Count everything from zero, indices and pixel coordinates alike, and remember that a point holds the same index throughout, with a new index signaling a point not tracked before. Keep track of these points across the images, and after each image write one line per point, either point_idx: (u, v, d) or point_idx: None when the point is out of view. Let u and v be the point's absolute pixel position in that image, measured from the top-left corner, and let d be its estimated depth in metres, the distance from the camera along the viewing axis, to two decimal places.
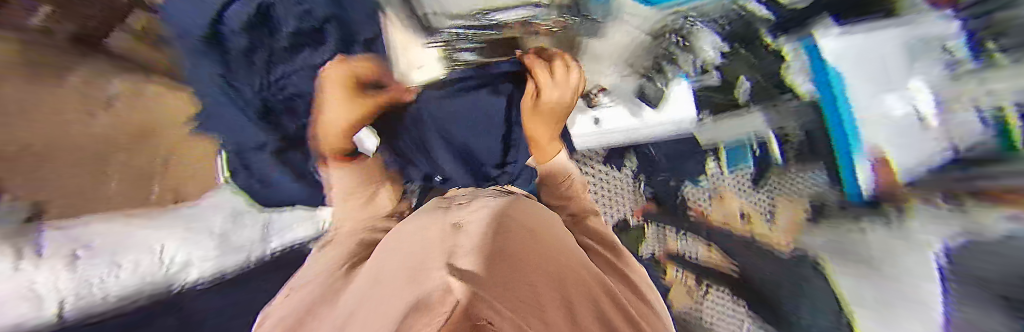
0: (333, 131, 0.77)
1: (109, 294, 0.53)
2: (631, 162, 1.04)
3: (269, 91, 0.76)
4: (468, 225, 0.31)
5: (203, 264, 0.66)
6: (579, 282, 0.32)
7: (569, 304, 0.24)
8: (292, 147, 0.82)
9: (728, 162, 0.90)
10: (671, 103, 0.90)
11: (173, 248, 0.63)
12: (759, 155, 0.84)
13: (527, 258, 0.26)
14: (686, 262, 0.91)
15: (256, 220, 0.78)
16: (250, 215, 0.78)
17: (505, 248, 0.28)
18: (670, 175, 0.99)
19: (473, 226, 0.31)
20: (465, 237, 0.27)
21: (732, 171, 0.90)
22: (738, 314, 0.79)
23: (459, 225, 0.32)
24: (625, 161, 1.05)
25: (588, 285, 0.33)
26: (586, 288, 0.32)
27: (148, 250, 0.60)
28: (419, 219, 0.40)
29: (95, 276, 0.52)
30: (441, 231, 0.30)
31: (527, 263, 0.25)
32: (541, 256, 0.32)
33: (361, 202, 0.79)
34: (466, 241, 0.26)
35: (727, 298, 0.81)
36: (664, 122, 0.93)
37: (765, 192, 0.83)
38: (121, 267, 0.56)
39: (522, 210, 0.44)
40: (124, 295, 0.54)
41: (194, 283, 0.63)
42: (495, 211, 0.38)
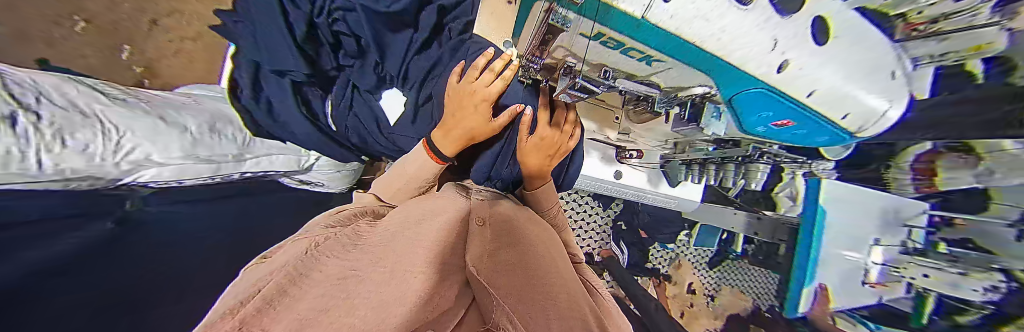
0: (453, 136, 0.45)
1: (105, 170, 0.39)
2: (617, 205, 1.13)
3: (310, 16, 0.49)
4: (473, 224, 0.30)
5: (167, 164, 0.47)
6: (582, 307, 0.26)
7: (553, 322, 0.20)
8: (313, 84, 0.60)
9: (698, 240, 1.11)
10: (686, 188, 0.85)
11: (163, 128, 0.47)
12: (722, 243, 1.10)
13: (534, 272, 0.26)
14: (658, 279, 1.10)
15: (235, 137, 0.59)
16: (234, 131, 0.60)
17: (509, 265, 0.25)
18: (637, 226, 1.14)
19: (473, 232, 0.29)
20: (474, 239, 0.27)
21: (697, 248, 1.13)
22: (684, 311, 1.06)
23: (479, 223, 0.30)
24: (612, 203, 1.12)
25: (588, 309, 0.27)
26: (591, 315, 0.26)
27: (153, 126, 0.46)
28: (424, 201, 0.37)
29: (89, 140, 0.37)
30: (454, 221, 0.29)
31: (536, 280, 0.25)
32: (539, 269, 0.28)
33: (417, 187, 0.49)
34: (475, 245, 0.26)
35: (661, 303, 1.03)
36: (671, 198, 0.86)
37: (715, 275, 1.11)
38: (115, 137, 0.40)
39: (532, 230, 0.38)
40: (129, 170, 0.42)
41: (148, 181, 0.47)
42: (493, 220, 0.33)
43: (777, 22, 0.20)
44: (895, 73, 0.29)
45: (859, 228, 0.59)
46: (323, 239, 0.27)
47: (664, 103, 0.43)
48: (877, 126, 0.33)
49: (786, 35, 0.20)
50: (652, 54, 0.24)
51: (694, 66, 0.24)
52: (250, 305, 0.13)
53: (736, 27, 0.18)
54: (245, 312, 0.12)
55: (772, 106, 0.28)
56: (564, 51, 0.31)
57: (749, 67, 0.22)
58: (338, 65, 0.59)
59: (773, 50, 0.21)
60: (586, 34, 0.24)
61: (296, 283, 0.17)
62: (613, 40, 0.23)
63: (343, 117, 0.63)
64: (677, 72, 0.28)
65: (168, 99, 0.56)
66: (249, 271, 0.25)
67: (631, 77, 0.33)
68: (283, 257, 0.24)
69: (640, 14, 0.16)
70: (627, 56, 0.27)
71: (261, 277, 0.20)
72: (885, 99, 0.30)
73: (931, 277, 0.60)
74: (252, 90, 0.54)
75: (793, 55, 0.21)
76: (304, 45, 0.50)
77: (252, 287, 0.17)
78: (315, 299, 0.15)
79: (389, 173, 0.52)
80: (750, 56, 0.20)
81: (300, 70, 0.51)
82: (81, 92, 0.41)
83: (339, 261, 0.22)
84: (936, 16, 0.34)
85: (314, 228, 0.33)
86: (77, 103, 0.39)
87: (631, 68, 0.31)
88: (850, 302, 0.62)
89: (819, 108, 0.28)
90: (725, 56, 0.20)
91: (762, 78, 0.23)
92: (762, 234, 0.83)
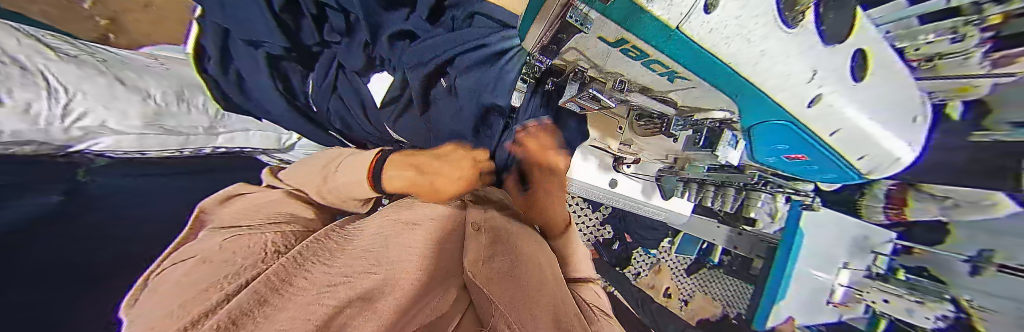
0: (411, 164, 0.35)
1: (50, 135, 0.38)
2: (604, 210, 1.14)
3: None
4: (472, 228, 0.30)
5: (124, 132, 0.47)
6: (578, 319, 0.25)
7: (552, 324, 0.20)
8: (293, 58, 0.58)
9: (679, 248, 1.16)
10: (674, 203, 0.86)
11: (121, 91, 0.47)
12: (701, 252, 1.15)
13: (527, 280, 0.26)
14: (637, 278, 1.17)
15: (206, 108, 0.61)
16: (203, 101, 0.61)
17: (506, 273, 0.25)
18: (621, 231, 1.17)
19: (469, 236, 0.28)
20: (472, 244, 0.26)
21: (678, 255, 1.17)
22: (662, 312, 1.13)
23: (478, 229, 0.30)
24: (600, 208, 1.13)
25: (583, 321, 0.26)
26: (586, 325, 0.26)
27: (109, 87, 0.46)
28: (414, 204, 0.34)
29: (31, 99, 0.35)
30: (450, 231, 0.29)
31: (529, 286, 0.25)
32: (532, 277, 0.27)
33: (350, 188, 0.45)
34: (471, 250, 0.25)
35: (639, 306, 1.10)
36: (660, 209, 0.87)
37: (691, 281, 1.16)
38: (63, 98, 0.39)
39: (524, 238, 0.38)
40: (78, 136, 0.42)
41: (105, 150, 0.46)
42: (489, 225, 0.33)
43: (819, 50, 0.17)
44: (916, 116, 0.29)
45: (827, 251, 0.62)
46: (306, 242, 0.25)
47: (679, 125, 0.42)
48: (884, 167, 0.34)
49: (828, 67, 0.19)
50: (677, 71, 0.22)
51: (720, 89, 0.23)
52: (226, 316, 0.12)
53: (777, 56, 0.16)
54: (220, 319, 0.11)
55: (789, 137, 0.28)
56: (576, 52, 0.29)
57: (778, 95, 0.21)
58: (321, 41, 0.56)
59: (809, 82, 0.20)
60: (608, 39, 0.22)
61: (280, 292, 0.16)
62: (636, 49, 0.21)
63: (325, 97, 0.61)
64: (698, 92, 0.27)
65: (127, 60, 0.54)
66: (178, 268, 0.23)
67: (647, 92, 0.33)
68: (234, 266, 0.23)
69: (675, 24, 0.14)
70: (647, 69, 0.26)
71: (207, 300, 0.17)
72: (903, 145, 0.30)
73: (890, 302, 0.61)
74: (220, 62, 0.54)
75: (828, 89, 0.20)
76: (282, 15, 0.49)
77: (206, 310, 0.15)
78: (304, 307, 0.13)
79: (302, 164, 0.45)
80: (783, 84, 0.19)
81: (278, 43, 0.51)
82: (25, 42, 0.39)
83: (325, 268, 0.20)
84: (930, 55, 0.31)
85: (247, 225, 0.32)
86: (21, 55, 0.37)
87: (650, 82, 0.29)
88: (815, 318, 0.66)
89: (834, 143, 0.28)
90: (757, 82, 0.19)
91: (789, 108, 0.23)
92: (740, 249, 0.87)
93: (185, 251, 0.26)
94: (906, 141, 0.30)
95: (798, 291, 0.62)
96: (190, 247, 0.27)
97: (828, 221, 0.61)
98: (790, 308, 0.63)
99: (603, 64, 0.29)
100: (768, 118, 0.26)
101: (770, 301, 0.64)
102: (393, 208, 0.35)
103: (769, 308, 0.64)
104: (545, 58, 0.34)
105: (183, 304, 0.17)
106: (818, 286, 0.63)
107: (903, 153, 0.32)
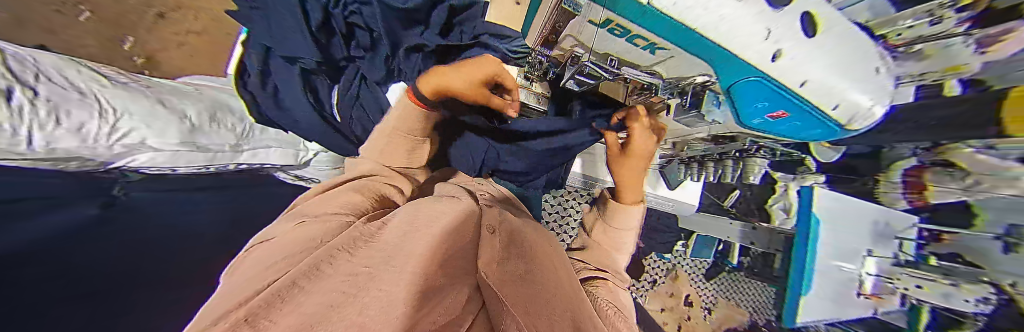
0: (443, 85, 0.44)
1: (96, 151, 0.46)
2: None
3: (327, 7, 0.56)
4: (488, 230, 0.31)
5: (161, 150, 0.53)
6: (591, 327, 0.25)
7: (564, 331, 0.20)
8: (323, 72, 0.66)
9: (694, 251, 1.10)
10: (683, 192, 0.87)
11: (161, 113, 0.54)
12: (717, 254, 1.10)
13: (538, 283, 0.26)
14: (655, 284, 1.10)
15: (234, 126, 0.65)
16: (233, 121, 0.66)
17: (520, 275, 0.25)
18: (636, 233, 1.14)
19: (485, 240, 0.29)
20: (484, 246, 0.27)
21: (694, 259, 1.12)
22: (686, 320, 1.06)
23: (493, 232, 0.31)
24: None
25: (597, 328, 0.26)
26: (597, 330, 0.26)
27: (150, 108, 0.53)
28: (429, 204, 0.35)
29: (84, 120, 0.44)
30: (468, 227, 0.30)
31: (542, 293, 0.25)
32: (542, 280, 0.28)
33: (402, 153, 0.49)
34: (485, 253, 0.26)
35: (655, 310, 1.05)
36: (669, 201, 0.89)
37: (713, 286, 1.10)
38: (110, 118, 0.47)
39: (535, 238, 0.39)
40: (122, 152, 0.49)
41: (139, 166, 0.52)
42: (502, 228, 0.34)
43: (769, 14, 0.20)
44: (876, 68, 0.29)
45: (847, 237, 0.60)
46: (338, 233, 0.26)
47: (666, 88, 0.41)
48: (863, 118, 0.32)
49: (781, 25, 0.21)
50: (655, 42, 0.25)
51: (696, 54, 0.25)
52: (258, 302, 0.12)
53: (736, 17, 0.19)
54: (250, 307, 0.11)
55: (765, 94, 0.27)
56: (572, 40, 0.34)
57: (746, 55, 0.22)
58: (347, 55, 0.64)
59: (767, 40, 0.21)
60: (595, 21, 0.26)
61: (309, 276, 0.16)
62: (620, 27, 0.24)
63: (350, 106, 0.69)
64: (680, 61, 0.29)
65: (171, 86, 0.62)
66: (258, 250, 0.26)
67: (635, 67, 0.34)
68: (287, 248, 0.24)
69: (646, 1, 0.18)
70: (631, 45, 0.28)
71: (265, 273, 0.18)
72: (871, 96, 0.30)
73: (924, 288, 0.59)
74: (262, 75, 0.63)
75: (785, 44, 0.22)
76: (317, 32, 0.57)
77: (251, 287, 0.15)
78: (325, 294, 0.13)
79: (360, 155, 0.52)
80: (745, 44, 0.21)
81: (311, 57, 0.58)
82: (84, 73, 0.49)
83: (349, 256, 0.20)
84: (915, 38, 0.33)
85: (295, 221, 0.35)
86: (76, 84, 0.47)
87: (638, 59, 0.32)
88: (846, 311, 0.62)
89: (810, 98, 0.27)
90: (722, 44, 0.21)
91: (756, 66, 0.23)
92: (757, 244, 0.82)
93: (260, 237, 0.30)
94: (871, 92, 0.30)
95: (822, 281, 0.59)
96: (267, 233, 0.31)
97: (841, 203, 0.60)
98: (818, 303, 0.59)
99: (597, 48, 0.32)
100: (740, 77, 0.26)
101: (797, 294, 0.60)
102: (410, 205, 0.35)
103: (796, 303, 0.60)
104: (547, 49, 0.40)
105: (249, 277, 0.18)
106: (844, 274, 0.60)
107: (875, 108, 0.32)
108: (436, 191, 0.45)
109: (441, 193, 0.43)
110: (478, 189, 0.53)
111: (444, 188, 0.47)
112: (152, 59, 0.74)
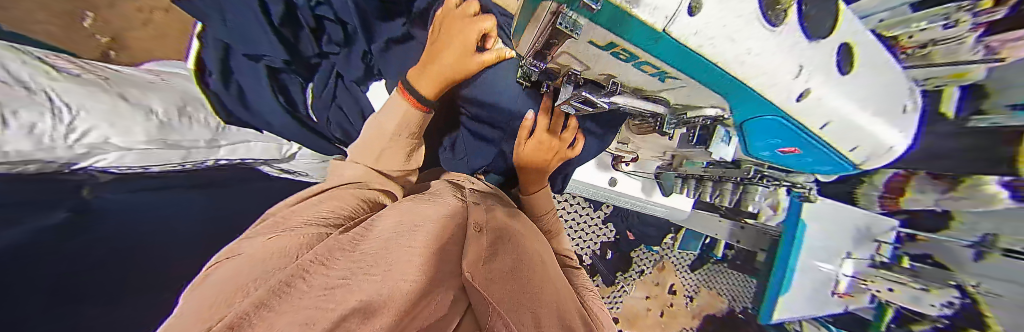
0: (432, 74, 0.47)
1: (54, 154, 0.40)
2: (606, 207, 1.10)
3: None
4: (475, 229, 0.31)
5: (129, 148, 0.48)
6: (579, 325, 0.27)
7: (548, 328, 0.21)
8: (292, 71, 0.70)
9: (681, 244, 1.14)
10: (674, 198, 0.89)
11: (126, 111, 0.48)
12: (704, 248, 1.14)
13: (527, 282, 0.27)
14: (641, 274, 1.14)
15: (208, 122, 0.62)
16: (206, 116, 0.63)
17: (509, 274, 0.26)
18: (625, 227, 1.15)
19: (471, 240, 0.29)
20: (470, 245, 0.27)
21: (681, 252, 1.16)
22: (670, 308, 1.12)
23: (480, 230, 0.31)
24: (600, 204, 1.11)
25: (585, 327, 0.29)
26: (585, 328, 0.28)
27: (114, 106, 0.47)
28: (411, 206, 0.34)
29: (36, 121, 0.37)
30: (452, 228, 0.30)
31: (531, 290, 0.26)
32: (531, 278, 0.29)
33: (401, 156, 0.54)
34: (471, 252, 0.26)
35: (638, 298, 1.11)
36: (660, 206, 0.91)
37: (695, 276, 1.16)
38: (67, 117, 0.41)
39: (527, 238, 0.39)
40: (84, 153, 0.44)
41: (107, 166, 0.49)
42: (487, 223, 0.35)
43: (804, 46, 0.19)
44: (904, 107, 0.29)
45: (829, 244, 0.62)
46: (322, 243, 0.25)
47: (672, 123, 0.41)
48: (879, 158, 0.32)
49: (813, 61, 0.20)
50: (666, 71, 0.24)
51: (709, 87, 0.24)
52: (228, 315, 0.11)
53: (762, 52, 0.18)
54: (226, 319, 0.11)
55: (782, 129, 0.27)
56: (568, 57, 0.30)
57: (770, 92, 0.21)
58: (319, 52, 0.69)
59: (797, 78, 0.20)
60: (597, 43, 0.23)
61: (281, 292, 0.15)
62: (625, 52, 0.22)
63: (327, 108, 0.73)
64: (688, 91, 0.28)
65: (131, 77, 0.56)
66: (223, 267, 0.24)
67: (639, 92, 0.33)
68: (254, 264, 0.22)
69: (661, 28, 0.15)
70: (640, 71, 0.27)
71: (224, 296, 0.16)
72: (894, 132, 0.29)
73: (895, 291, 0.63)
74: (225, 77, 0.64)
75: (814, 83, 0.21)
76: (281, 28, 0.60)
77: (215, 307, 0.14)
78: (300, 311, 0.13)
79: (361, 146, 0.52)
80: (773, 80, 0.20)
81: (278, 55, 0.62)
82: (30, 64, 0.41)
83: (325, 270, 0.19)
84: None
85: (273, 226, 0.33)
86: (23, 77, 0.38)
87: (640, 82, 0.30)
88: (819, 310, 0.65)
89: (826, 136, 0.27)
90: (746, 79, 0.20)
91: (779, 104, 0.23)
92: (744, 242, 0.87)
93: (233, 250, 0.28)
94: (896, 127, 0.29)
95: (800, 284, 0.62)
96: (237, 246, 0.29)
97: (829, 211, 0.61)
98: (795, 302, 0.62)
99: (594, 66, 0.30)
100: (759, 112, 0.25)
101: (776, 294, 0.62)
102: (393, 209, 0.35)
103: (773, 301, 0.62)
104: (539, 63, 0.38)
105: (212, 298, 0.17)
106: (822, 277, 0.63)
107: (898, 144, 0.31)
108: (424, 192, 0.45)
109: (423, 194, 0.42)
110: (468, 189, 0.53)
111: (429, 190, 0.46)
112: (117, 39, 0.68)
